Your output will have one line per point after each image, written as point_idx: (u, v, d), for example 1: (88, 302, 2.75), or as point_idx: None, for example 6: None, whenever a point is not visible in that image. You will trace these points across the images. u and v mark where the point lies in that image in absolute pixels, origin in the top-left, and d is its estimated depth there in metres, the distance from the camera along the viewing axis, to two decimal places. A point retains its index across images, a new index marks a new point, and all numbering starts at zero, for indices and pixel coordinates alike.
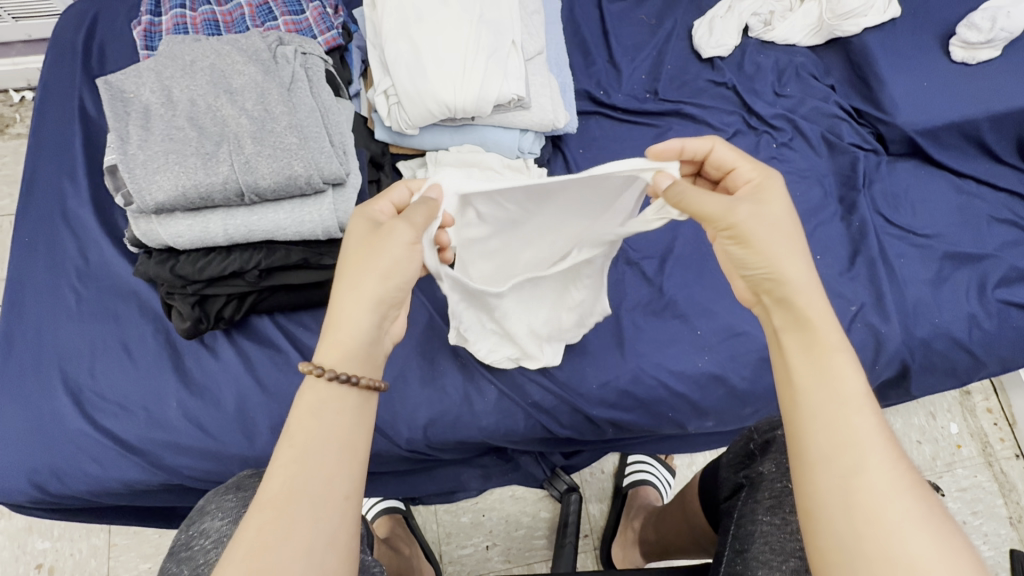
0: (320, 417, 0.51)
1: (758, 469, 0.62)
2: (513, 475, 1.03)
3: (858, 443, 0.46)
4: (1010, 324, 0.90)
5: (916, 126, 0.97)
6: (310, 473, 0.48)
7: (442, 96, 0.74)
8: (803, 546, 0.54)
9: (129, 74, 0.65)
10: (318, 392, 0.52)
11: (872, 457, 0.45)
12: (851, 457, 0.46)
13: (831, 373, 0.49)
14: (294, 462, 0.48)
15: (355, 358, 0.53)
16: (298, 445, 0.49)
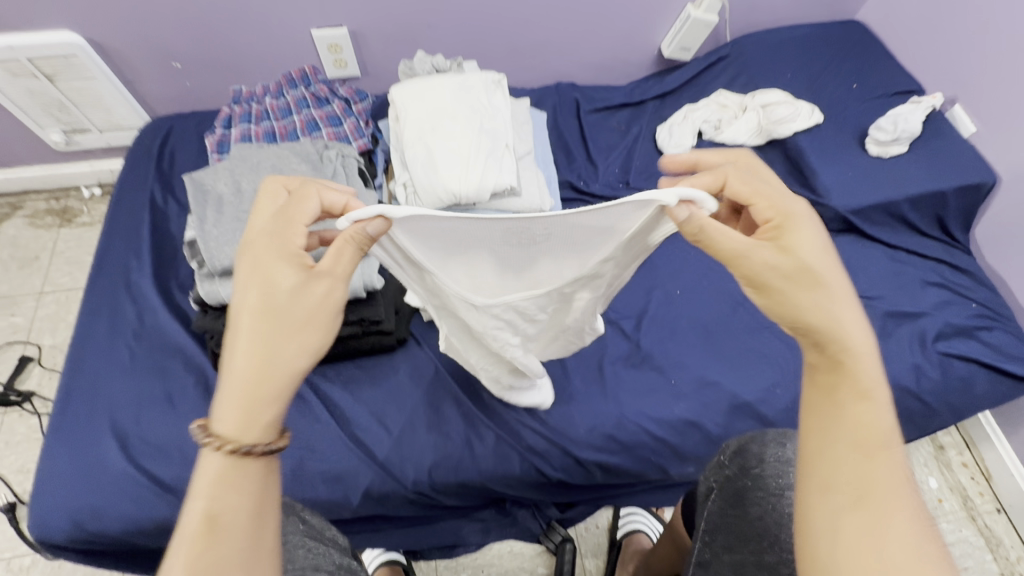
0: (236, 489, 0.48)
1: (724, 470, 0.63)
2: (511, 529, 1.09)
3: (882, 485, 0.47)
4: (952, 373, 1.01)
5: (847, 206, 1.15)
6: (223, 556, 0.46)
7: (450, 186, 0.93)
8: (765, 531, 0.56)
9: (208, 171, 0.84)
10: (219, 464, 0.49)
11: (898, 498, 0.46)
12: (880, 497, 0.46)
13: (858, 417, 0.49)
14: (210, 546, 0.46)
15: (262, 427, 0.51)
16: (210, 527, 0.46)
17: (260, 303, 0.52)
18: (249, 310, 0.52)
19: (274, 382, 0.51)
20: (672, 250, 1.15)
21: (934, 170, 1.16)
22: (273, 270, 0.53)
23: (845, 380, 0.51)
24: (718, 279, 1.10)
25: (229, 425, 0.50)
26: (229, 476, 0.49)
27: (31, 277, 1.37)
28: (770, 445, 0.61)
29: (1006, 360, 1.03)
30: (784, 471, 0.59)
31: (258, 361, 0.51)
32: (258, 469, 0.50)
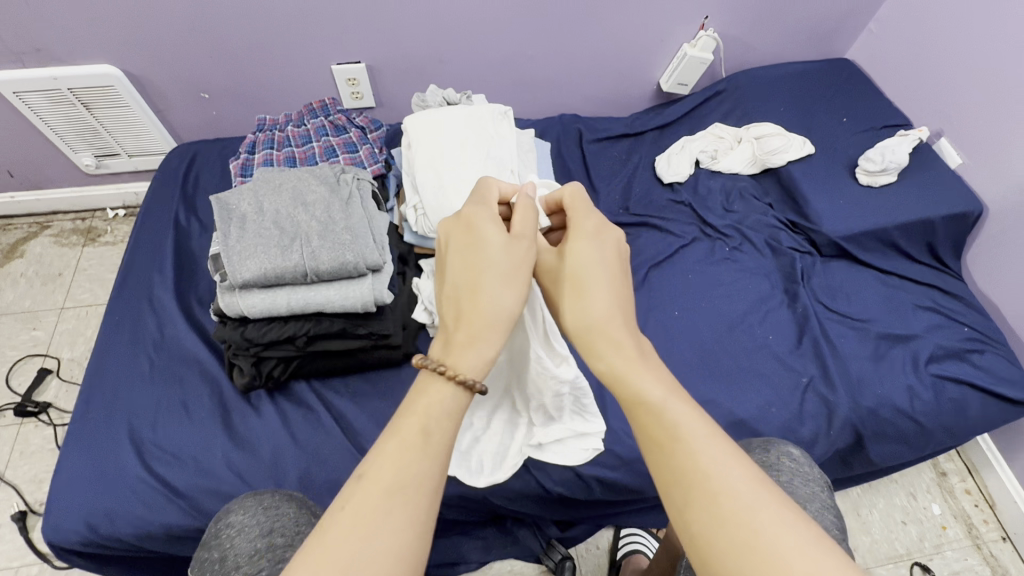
0: (427, 468, 0.48)
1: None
2: (512, 548, 1.10)
3: (698, 479, 0.47)
4: (945, 395, 1.03)
5: (839, 232, 1.20)
6: (384, 521, 0.44)
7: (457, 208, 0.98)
8: None
9: (233, 192, 0.90)
10: (398, 452, 0.48)
11: (710, 486, 0.46)
12: (700, 491, 0.46)
13: (720, 504, 0.45)
14: (384, 506, 0.45)
15: (454, 413, 0.52)
16: (388, 487, 0.46)
17: (465, 259, 0.60)
18: (456, 264, 0.60)
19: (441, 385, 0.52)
20: (669, 273, 1.19)
21: (922, 199, 1.21)
22: (481, 232, 0.60)
23: (660, 445, 0.50)
24: (715, 301, 1.14)
25: (442, 391, 0.52)
26: (420, 448, 0.49)
27: (53, 293, 1.42)
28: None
29: (999, 383, 1.05)
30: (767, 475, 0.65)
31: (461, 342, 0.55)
32: (442, 466, 0.49)
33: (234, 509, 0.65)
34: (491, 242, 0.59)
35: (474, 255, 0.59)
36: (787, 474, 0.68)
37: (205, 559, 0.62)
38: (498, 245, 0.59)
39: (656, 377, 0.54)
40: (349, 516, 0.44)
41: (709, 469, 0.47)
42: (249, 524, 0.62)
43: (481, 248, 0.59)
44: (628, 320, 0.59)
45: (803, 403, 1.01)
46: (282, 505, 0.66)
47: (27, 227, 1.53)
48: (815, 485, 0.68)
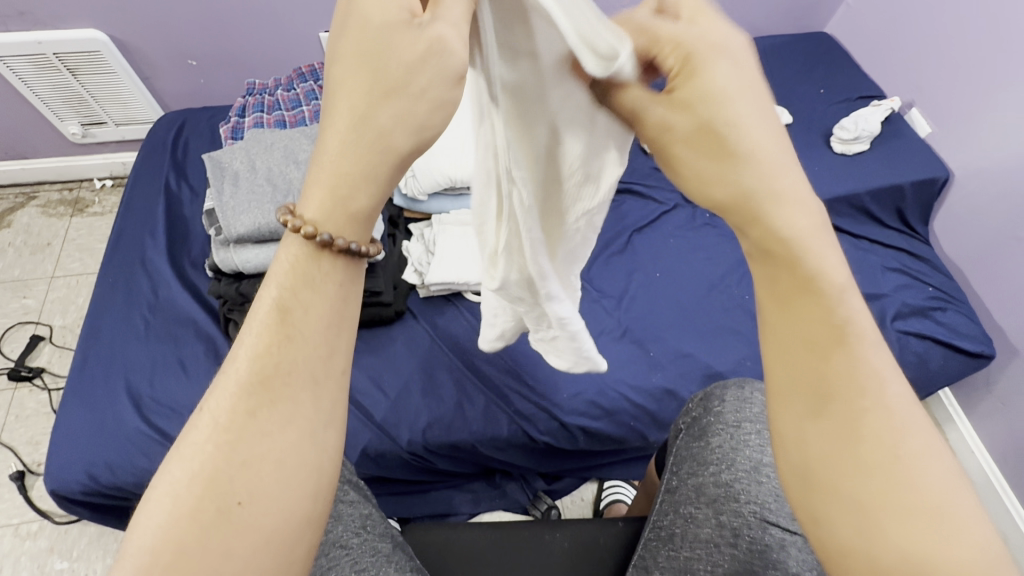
0: (297, 360, 0.40)
1: (690, 413, 0.69)
2: (500, 500, 1.16)
3: (844, 391, 0.41)
4: (910, 349, 1.09)
5: (814, 198, 1.25)
6: (256, 428, 0.38)
7: (446, 170, 1.04)
8: (752, 458, 0.61)
9: (225, 151, 0.92)
10: (262, 343, 0.40)
11: (863, 403, 0.40)
12: (847, 404, 0.40)
13: (870, 418, 0.40)
14: (250, 409, 0.38)
15: (319, 285, 0.41)
16: (253, 387, 0.39)
17: (345, 50, 0.39)
18: (336, 55, 0.40)
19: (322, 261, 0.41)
20: (652, 238, 1.23)
21: (891, 166, 1.26)
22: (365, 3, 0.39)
23: (809, 329, 0.41)
24: (695, 263, 1.19)
25: (295, 259, 0.41)
26: (282, 335, 0.40)
27: (43, 262, 1.43)
28: (730, 388, 0.67)
29: (959, 338, 1.12)
30: (742, 406, 0.65)
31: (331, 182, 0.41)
32: (318, 348, 0.41)
33: None
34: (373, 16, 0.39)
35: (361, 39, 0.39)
36: None
37: None
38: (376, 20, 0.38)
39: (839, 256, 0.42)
40: (211, 426, 0.38)
41: (868, 380, 0.40)
42: None
43: (366, 28, 0.39)
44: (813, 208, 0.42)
45: None
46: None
47: (14, 198, 1.53)
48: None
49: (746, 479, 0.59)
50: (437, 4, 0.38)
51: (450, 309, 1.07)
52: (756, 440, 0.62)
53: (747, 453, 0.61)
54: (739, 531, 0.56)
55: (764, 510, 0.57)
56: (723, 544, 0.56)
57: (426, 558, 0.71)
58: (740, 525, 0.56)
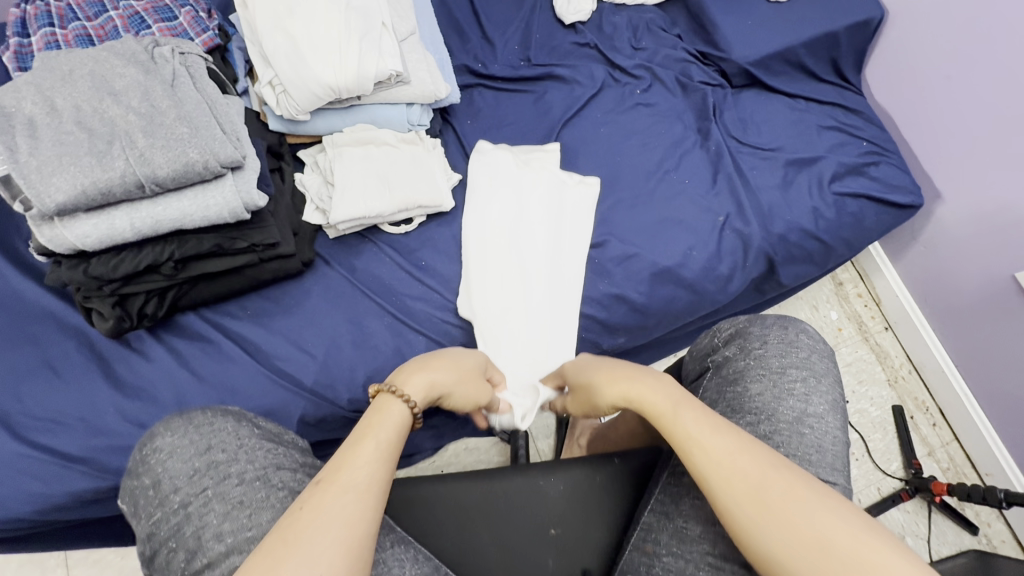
0: (359, 470, 0.51)
1: (723, 353, 0.72)
2: (464, 429, 1.13)
3: (707, 447, 0.53)
4: (846, 211, 1.08)
5: (749, 59, 1.14)
6: (319, 512, 0.47)
7: (324, 78, 0.82)
8: (792, 410, 0.63)
9: (6, 90, 0.67)
10: (390, 405, 0.61)
11: (721, 458, 0.52)
12: (717, 464, 0.52)
13: (714, 456, 0.52)
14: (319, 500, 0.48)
15: (398, 424, 0.59)
16: (326, 483, 0.50)
17: (442, 356, 0.73)
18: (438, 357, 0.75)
19: (445, 376, 0.68)
20: (582, 127, 1.10)
21: (826, 9, 1.15)
22: (465, 355, 0.76)
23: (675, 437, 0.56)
24: (629, 152, 1.08)
25: (398, 406, 0.61)
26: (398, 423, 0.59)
27: None
28: (771, 329, 0.70)
29: (892, 192, 1.11)
30: (785, 352, 0.67)
31: (414, 380, 0.65)
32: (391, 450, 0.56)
33: (159, 433, 0.62)
34: (469, 359, 0.75)
35: (453, 355, 0.74)
36: (805, 351, 0.68)
37: (134, 486, 0.59)
38: (468, 362, 0.74)
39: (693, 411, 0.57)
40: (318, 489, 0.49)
41: (715, 453, 0.52)
42: (181, 444, 0.60)
43: (453, 353, 0.76)
44: (678, 391, 0.61)
45: (720, 242, 1.02)
46: (215, 420, 0.63)
47: None
48: (826, 360, 0.68)
49: (786, 430, 0.62)
50: (466, 356, 0.76)
51: (368, 248, 0.94)
52: (799, 388, 0.64)
53: (790, 404, 0.63)
54: None
55: (803, 461, 0.60)
56: None
57: (404, 513, 0.66)
58: None
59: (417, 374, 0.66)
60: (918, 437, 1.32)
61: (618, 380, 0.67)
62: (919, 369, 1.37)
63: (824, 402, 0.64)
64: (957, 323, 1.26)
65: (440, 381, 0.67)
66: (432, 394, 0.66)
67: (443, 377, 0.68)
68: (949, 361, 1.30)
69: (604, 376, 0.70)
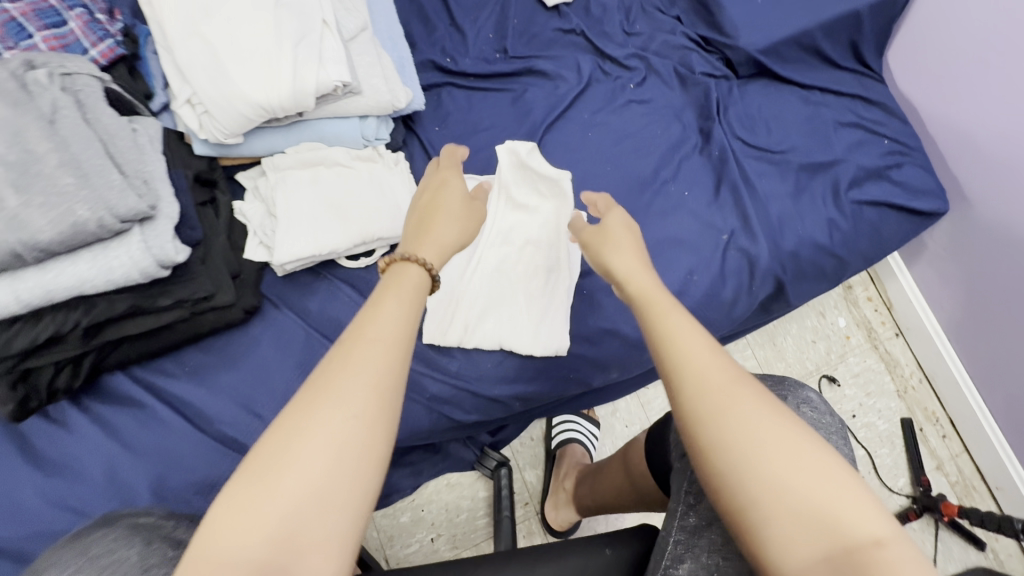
0: (354, 375, 0.42)
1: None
2: (445, 464, 1.04)
3: (702, 371, 0.46)
4: (864, 222, 0.96)
5: (757, 46, 1.00)
6: (292, 466, 0.38)
7: (252, 96, 0.68)
8: None
9: None
10: (401, 274, 0.51)
11: (714, 389, 0.44)
12: (705, 394, 0.44)
13: (703, 382, 0.45)
14: (314, 414, 0.39)
15: (418, 291, 0.50)
16: (322, 388, 0.41)
17: (446, 189, 0.63)
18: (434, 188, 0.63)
19: (450, 228, 0.58)
20: (568, 129, 0.96)
21: None
22: (459, 181, 0.65)
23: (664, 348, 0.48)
24: (622, 160, 0.95)
25: (415, 275, 0.51)
26: (414, 291, 0.50)
27: None
28: (769, 398, 0.58)
29: (915, 198, 0.99)
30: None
31: (428, 240, 0.56)
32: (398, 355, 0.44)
33: (90, 548, 0.45)
34: (462, 188, 0.64)
35: (453, 190, 0.62)
36: (809, 428, 0.57)
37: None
38: (465, 197, 0.63)
39: (684, 317, 0.50)
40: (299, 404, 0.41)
41: (707, 380, 0.45)
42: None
43: (451, 179, 0.64)
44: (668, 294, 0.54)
45: (723, 264, 0.91)
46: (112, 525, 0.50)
47: None
48: (834, 437, 0.58)
49: None
50: (477, 197, 0.65)
51: (323, 286, 0.82)
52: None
53: None
54: None
55: None
56: None
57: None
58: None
59: (425, 236, 0.56)
60: (927, 449, 1.24)
61: (625, 256, 0.59)
62: (930, 377, 1.28)
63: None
64: (977, 331, 1.16)
65: (450, 240, 0.58)
66: (446, 247, 0.57)
67: (452, 235, 0.58)
68: (963, 370, 1.21)
69: (627, 262, 0.58)
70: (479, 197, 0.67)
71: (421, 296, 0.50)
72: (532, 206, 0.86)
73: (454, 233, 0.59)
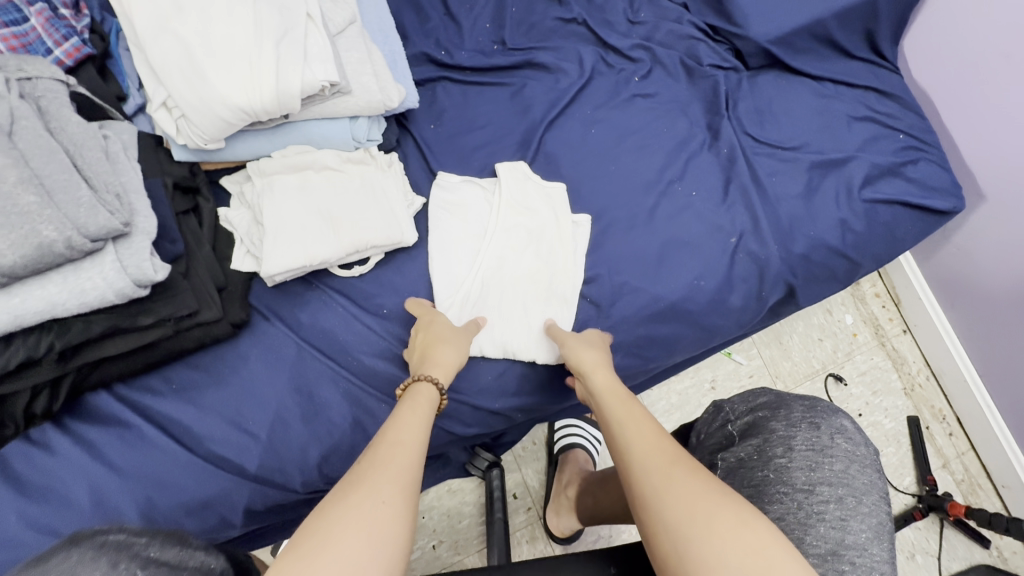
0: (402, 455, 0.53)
1: (737, 452, 0.60)
2: (445, 472, 1.02)
3: (650, 445, 0.55)
4: (878, 222, 0.92)
5: (768, 36, 0.96)
6: (351, 514, 0.45)
7: (232, 99, 0.63)
8: (824, 542, 0.50)
9: None
10: (415, 392, 0.63)
11: (658, 460, 0.53)
12: (652, 463, 0.53)
13: (651, 456, 0.54)
14: (349, 500, 0.46)
15: (426, 405, 0.62)
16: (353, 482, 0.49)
17: (437, 324, 0.73)
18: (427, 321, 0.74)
19: (447, 356, 0.70)
20: (570, 126, 0.91)
21: None
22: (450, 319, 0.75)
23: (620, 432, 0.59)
24: (626, 159, 0.90)
25: (421, 394, 0.63)
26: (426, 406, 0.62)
27: None
28: (798, 429, 0.58)
29: (931, 196, 0.95)
30: (815, 463, 0.55)
31: (433, 364, 0.68)
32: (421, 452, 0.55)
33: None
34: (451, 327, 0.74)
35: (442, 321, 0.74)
36: (842, 462, 0.55)
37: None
38: (453, 329, 0.74)
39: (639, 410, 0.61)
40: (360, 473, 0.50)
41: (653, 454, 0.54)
42: None
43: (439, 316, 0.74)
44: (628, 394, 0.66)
45: (732, 269, 0.87)
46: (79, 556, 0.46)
47: None
48: (868, 472, 0.56)
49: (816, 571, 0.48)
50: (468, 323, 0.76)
51: (315, 296, 0.78)
52: (833, 511, 0.51)
53: (822, 534, 0.50)
54: None
55: None
56: None
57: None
58: None
59: (431, 360, 0.68)
60: (933, 448, 1.22)
61: (598, 363, 0.71)
62: (937, 375, 1.26)
63: (865, 528, 0.52)
64: (989, 331, 1.13)
65: (449, 363, 0.69)
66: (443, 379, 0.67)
67: (448, 359, 0.69)
68: (972, 370, 1.19)
69: (593, 360, 0.70)
70: (475, 324, 0.77)
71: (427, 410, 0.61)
72: (532, 210, 0.84)
73: (455, 356, 0.70)
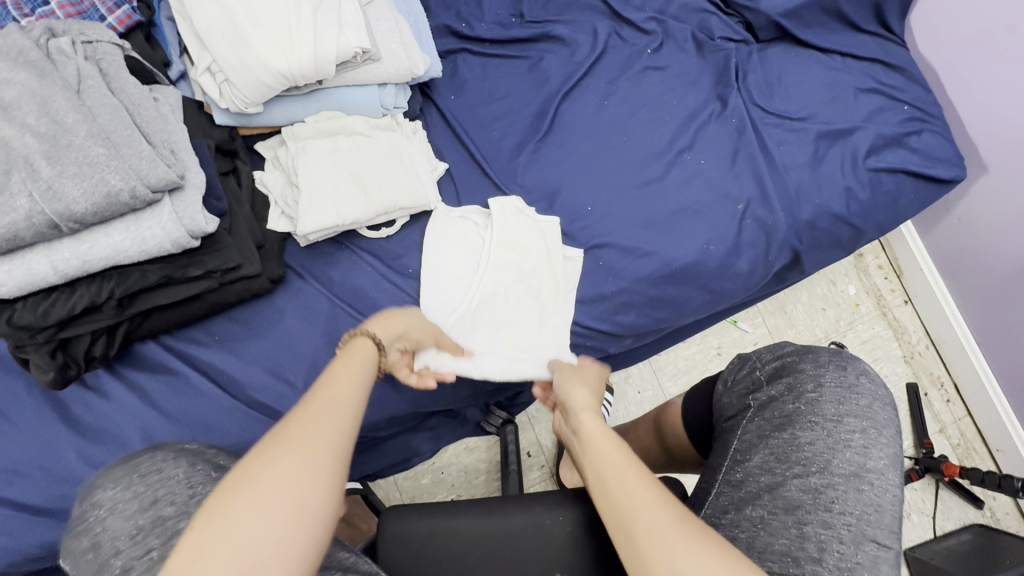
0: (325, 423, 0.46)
1: (767, 391, 0.64)
2: (463, 429, 1.07)
3: (634, 497, 0.48)
4: (881, 190, 0.96)
5: (779, 9, 0.99)
6: (255, 496, 0.39)
7: (273, 63, 0.67)
8: (849, 464, 0.56)
9: None
10: (354, 352, 0.56)
11: (645, 514, 0.47)
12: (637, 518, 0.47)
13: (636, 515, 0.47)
14: (268, 455, 0.42)
15: (362, 366, 0.55)
16: (279, 441, 0.43)
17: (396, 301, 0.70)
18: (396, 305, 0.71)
19: (396, 319, 0.65)
20: (586, 96, 0.95)
21: None
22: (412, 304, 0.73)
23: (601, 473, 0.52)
24: (639, 128, 0.94)
25: (359, 349, 0.57)
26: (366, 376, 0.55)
27: None
28: (827, 368, 0.63)
29: (933, 166, 0.98)
30: (843, 398, 0.60)
31: (376, 329, 0.61)
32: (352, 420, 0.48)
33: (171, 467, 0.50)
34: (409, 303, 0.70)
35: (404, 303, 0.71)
36: (866, 398, 0.61)
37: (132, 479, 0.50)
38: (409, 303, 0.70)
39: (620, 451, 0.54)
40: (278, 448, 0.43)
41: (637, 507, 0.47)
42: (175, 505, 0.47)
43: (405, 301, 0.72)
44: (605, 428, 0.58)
45: (740, 234, 0.91)
46: (166, 467, 0.50)
47: None
48: (889, 409, 0.62)
49: (841, 486, 0.55)
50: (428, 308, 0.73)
51: (345, 256, 0.83)
52: (858, 439, 0.58)
53: (847, 457, 0.56)
54: (826, 545, 0.51)
55: (861, 523, 0.53)
56: (802, 558, 0.51)
57: (395, 554, 0.60)
58: (828, 538, 0.52)
59: (377, 329, 0.62)
60: (931, 414, 1.27)
61: (579, 396, 0.64)
62: (937, 344, 1.30)
63: (884, 456, 0.58)
64: (988, 300, 1.17)
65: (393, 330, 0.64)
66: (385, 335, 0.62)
67: (396, 326, 0.64)
68: (971, 339, 1.23)
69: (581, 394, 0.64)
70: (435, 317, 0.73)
71: (356, 360, 0.54)
72: (523, 249, 0.85)
73: (400, 324, 0.65)
